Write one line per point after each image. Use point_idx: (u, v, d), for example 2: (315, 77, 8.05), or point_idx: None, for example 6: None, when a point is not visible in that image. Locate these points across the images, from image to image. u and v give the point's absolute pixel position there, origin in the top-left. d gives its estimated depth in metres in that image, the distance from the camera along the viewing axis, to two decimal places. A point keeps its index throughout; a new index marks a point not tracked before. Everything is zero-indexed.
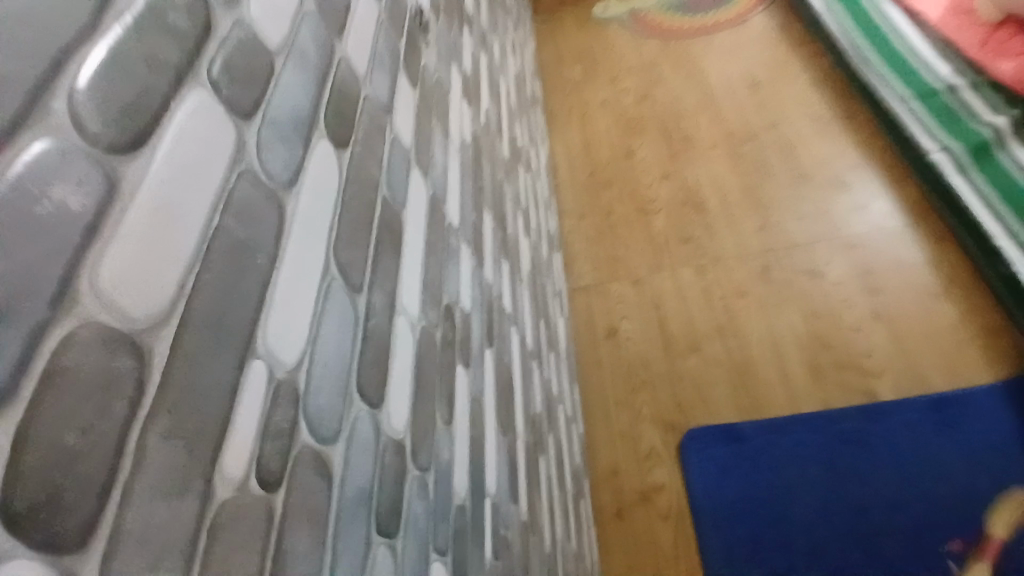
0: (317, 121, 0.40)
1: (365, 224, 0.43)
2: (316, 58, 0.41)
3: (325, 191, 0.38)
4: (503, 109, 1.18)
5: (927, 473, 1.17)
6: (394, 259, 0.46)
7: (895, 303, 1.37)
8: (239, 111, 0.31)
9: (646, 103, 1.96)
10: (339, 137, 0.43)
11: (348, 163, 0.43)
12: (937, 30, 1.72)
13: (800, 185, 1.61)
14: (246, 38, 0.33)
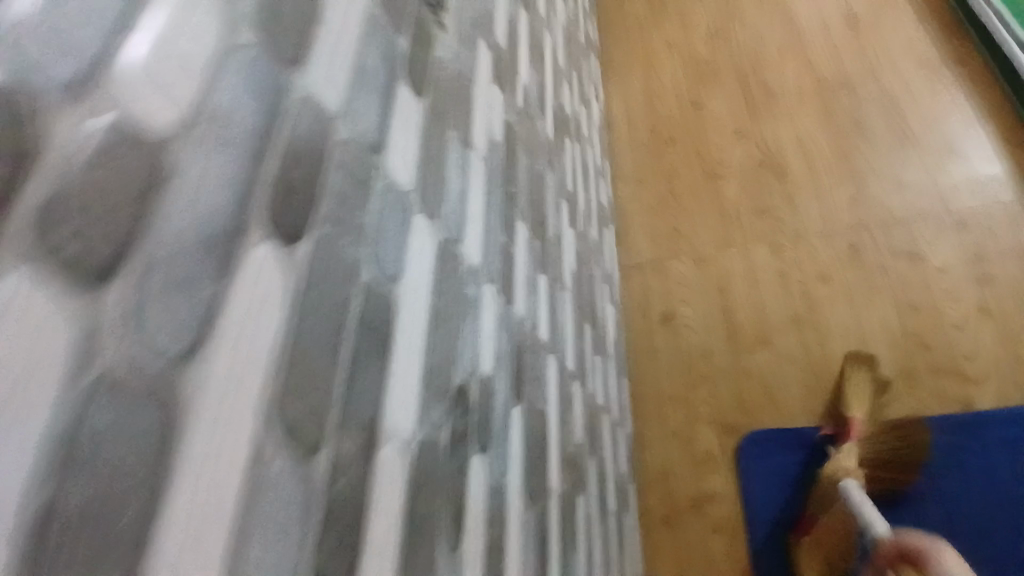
0: (254, 216, 0.29)
1: (329, 344, 0.33)
2: (253, 117, 0.30)
3: (261, 324, 0.29)
4: (549, 74, 1.00)
5: None
6: (381, 372, 0.38)
7: (1009, 298, 1.17)
8: (95, 278, 0.22)
9: (719, 44, 1.70)
10: (291, 225, 0.31)
11: (304, 260, 0.32)
12: None
13: (904, 148, 1.37)
14: (110, 154, 0.23)
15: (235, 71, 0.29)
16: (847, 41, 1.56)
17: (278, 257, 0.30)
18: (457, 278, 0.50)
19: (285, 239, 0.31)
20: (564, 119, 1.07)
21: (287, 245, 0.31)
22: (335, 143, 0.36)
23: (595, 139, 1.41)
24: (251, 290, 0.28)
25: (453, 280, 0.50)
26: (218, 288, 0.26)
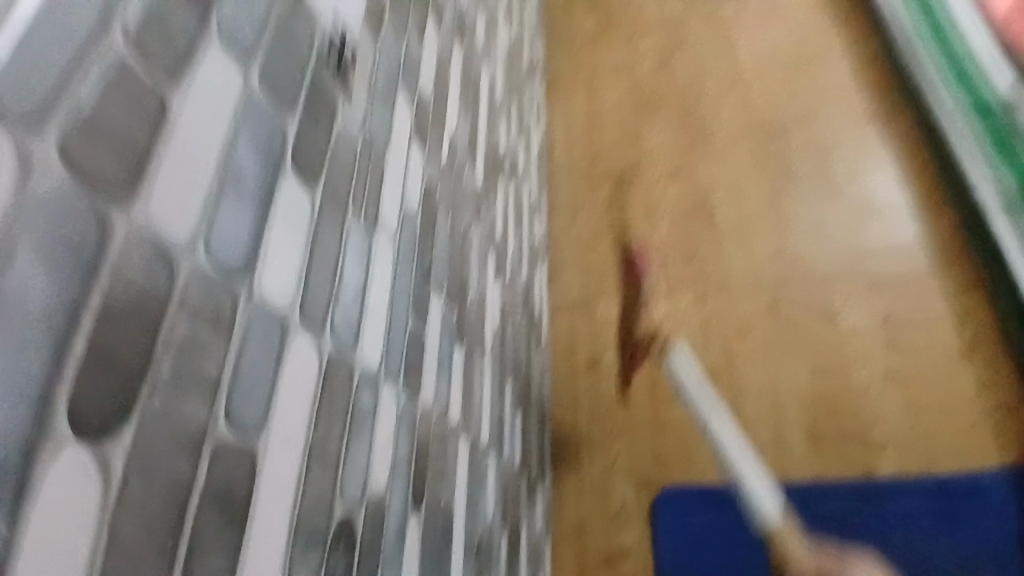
0: (58, 418, 0.24)
1: (161, 545, 0.28)
2: (51, 295, 0.24)
3: (61, 553, 0.24)
4: (483, 111, 0.95)
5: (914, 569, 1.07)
6: (225, 554, 0.32)
7: (911, 364, 1.22)
8: None
9: (661, 78, 1.70)
10: (112, 416, 0.26)
11: (131, 452, 0.27)
12: None
13: (828, 204, 1.41)
14: None
15: (32, 232, 0.24)
16: (782, 90, 1.59)
17: (92, 463, 0.25)
18: (347, 392, 0.44)
19: (105, 433, 0.26)
20: (497, 159, 1.02)
21: (100, 442, 0.26)
22: (177, 283, 0.30)
23: (532, 171, 1.38)
24: (50, 515, 0.24)
25: (340, 396, 0.43)
26: (4, 535, 0.22)
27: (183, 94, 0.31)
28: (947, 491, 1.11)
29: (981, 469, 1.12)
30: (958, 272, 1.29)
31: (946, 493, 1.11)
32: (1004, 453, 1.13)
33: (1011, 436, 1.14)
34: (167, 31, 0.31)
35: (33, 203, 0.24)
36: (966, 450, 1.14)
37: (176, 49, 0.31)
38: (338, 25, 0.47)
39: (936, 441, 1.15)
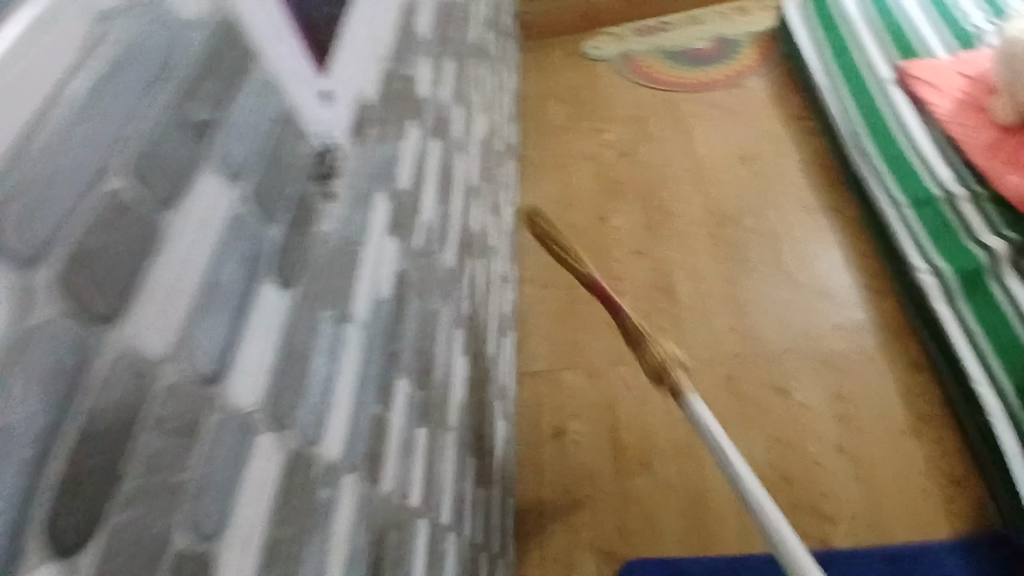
0: (24, 538, 0.25)
1: None
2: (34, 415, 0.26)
3: None
4: (458, 199, 1.01)
5: None
6: None
7: (860, 440, 1.23)
8: None
9: (626, 163, 1.82)
10: (78, 530, 0.28)
11: (93, 565, 0.28)
12: (943, 126, 1.53)
13: (779, 285, 1.48)
14: None
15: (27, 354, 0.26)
16: (738, 178, 1.70)
17: None
18: (305, 485, 0.45)
19: (70, 550, 0.27)
20: (469, 242, 1.08)
21: (66, 558, 0.27)
22: (158, 392, 0.32)
23: (503, 247, 1.45)
24: None
25: (299, 492, 0.44)
26: None
27: (180, 213, 0.35)
28: (897, 559, 1.09)
29: (933, 538, 1.11)
30: (903, 350, 1.33)
31: (895, 560, 1.09)
32: (954, 522, 1.12)
33: (961, 506, 1.14)
34: (168, 160, 0.35)
35: (31, 327, 0.27)
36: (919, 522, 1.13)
37: (176, 175, 0.35)
38: (322, 141, 0.53)
39: (895, 522, 1.14)
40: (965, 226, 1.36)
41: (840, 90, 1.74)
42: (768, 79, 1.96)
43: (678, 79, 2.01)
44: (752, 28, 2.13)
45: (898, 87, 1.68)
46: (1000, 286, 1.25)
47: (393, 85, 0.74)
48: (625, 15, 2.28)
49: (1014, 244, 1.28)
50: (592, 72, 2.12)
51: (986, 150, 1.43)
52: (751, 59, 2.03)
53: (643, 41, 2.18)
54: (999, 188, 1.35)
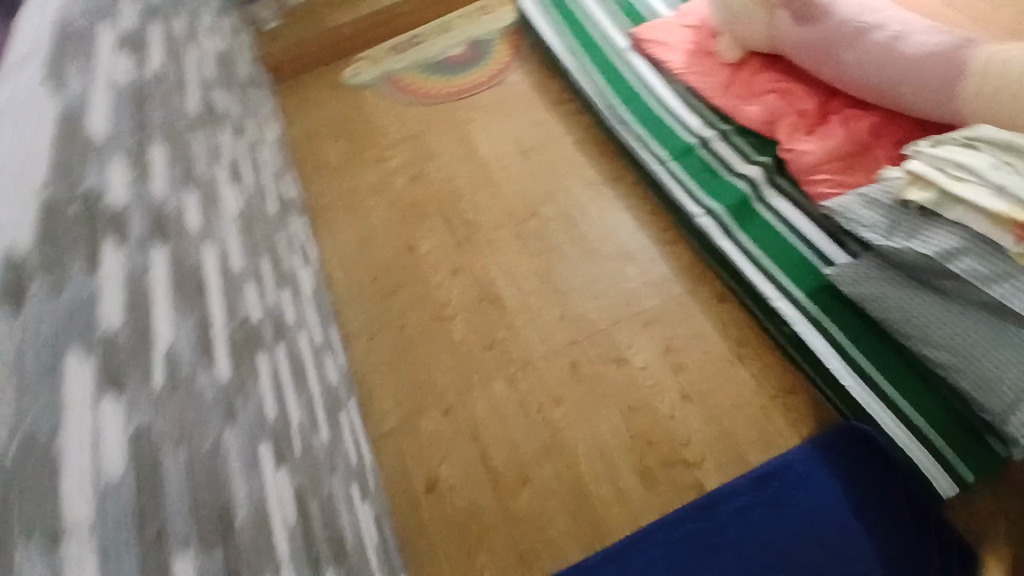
0: None
1: None
2: None
3: None
4: (219, 297, 0.90)
5: (775, 565, 1.10)
6: None
7: (699, 382, 1.31)
8: None
9: (419, 185, 1.79)
10: None
11: None
12: (682, 77, 1.67)
13: (590, 261, 1.52)
14: None
15: None
16: (525, 170, 1.74)
17: None
18: None
19: None
20: (254, 333, 0.97)
21: None
22: None
23: (308, 314, 1.34)
24: None
25: None
26: None
27: None
28: (765, 479, 1.18)
29: (786, 450, 1.21)
30: (710, 285, 1.43)
31: (765, 481, 1.18)
32: (797, 427, 1.23)
33: (799, 411, 1.25)
34: None
35: None
36: (769, 438, 1.23)
37: None
38: None
39: (749, 444, 1.23)
40: (723, 163, 1.50)
41: (586, 68, 1.82)
42: (524, 70, 2.01)
43: (443, 90, 2.01)
44: (497, 24, 2.18)
45: (636, 52, 1.81)
46: (766, 207, 1.41)
47: (66, 208, 0.61)
48: (375, 36, 2.22)
49: (766, 166, 1.45)
50: (358, 101, 2.05)
51: (723, 88, 1.60)
52: (505, 54, 2.08)
53: (400, 59, 2.14)
54: (742, 120, 1.52)
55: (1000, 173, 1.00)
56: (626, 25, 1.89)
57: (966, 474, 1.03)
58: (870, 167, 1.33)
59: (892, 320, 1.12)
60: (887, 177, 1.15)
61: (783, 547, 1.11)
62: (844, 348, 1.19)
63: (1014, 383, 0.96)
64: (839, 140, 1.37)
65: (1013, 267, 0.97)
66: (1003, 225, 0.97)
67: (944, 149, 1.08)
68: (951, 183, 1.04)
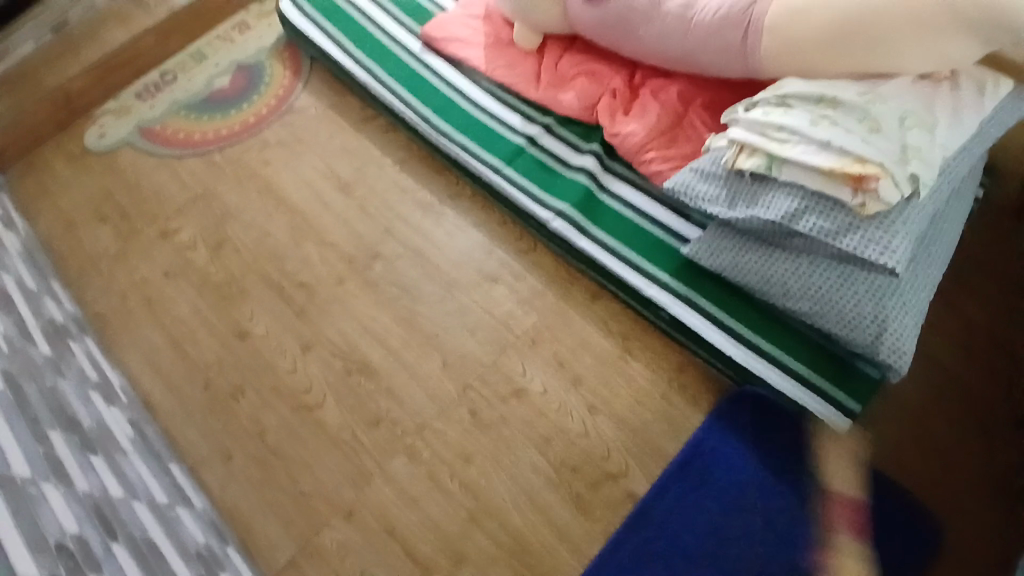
0: None
1: None
2: None
3: None
4: (14, 540, 0.70)
5: (720, 545, 1.12)
6: None
7: (600, 390, 1.28)
8: None
9: (226, 255, 1.50)
10: None
11: None
12: (489, 72, 1.57)
13: (453, 292, 1.40)
14: None
15: None
16: (349, 208, 1.54)
17: None
18: None
19: None
20: (76, 552, 0.77)
21: None
22: None
23: (136, 470, 1.06)
24: None
25: None
26: None
27: None
28: (687, 465, 1.19)
29: (696, 428, 1.23)
30: (580, 285, 1.39)
31: (687, 467, 1.19)
32: (699, 403, 1.26)
33: (696, 387, 1.28)
34: None
35: None
36: (678, 422, 1.24)
37: None
38: None
39: (662, 435, 1.24)
40: (557, 159, 1.46)
41: (382, 76, 1.63)
42: (312, 91, 1.76)
43: (223, 133, 1.70)
44: (264, 40, 1.87)
45: (431, 52, 1.66)
46: (610, 196, 1.40)
47: None
48: (114, 80, 1.80)
49: (596, 153, 1.45)
50: (115, 168, 1.66)
51: (533, 79, 1.55)
52: (284, 75, 1.80)
53: (156, 104, 1.77)
54: (562, 110, 1.49)
55: (820, 128, 1.05)
56: (412, 22, 1.72)
57: (855, 406, 1.13)
58: (691, 136, 1.37)
59: (758, 285, 1.17)
60: (714, 147, 1.18)
61: (720, 526, 1.13)
62: (721, 320, 1.23)
63: (874, 317, 1.07)
64: (657, 115, 1.39)
65: (853, 215, 1.03)
66: (835, 178, 1.03)
67: (761, 112, 1.11)
68: (778, 146, 1.08)
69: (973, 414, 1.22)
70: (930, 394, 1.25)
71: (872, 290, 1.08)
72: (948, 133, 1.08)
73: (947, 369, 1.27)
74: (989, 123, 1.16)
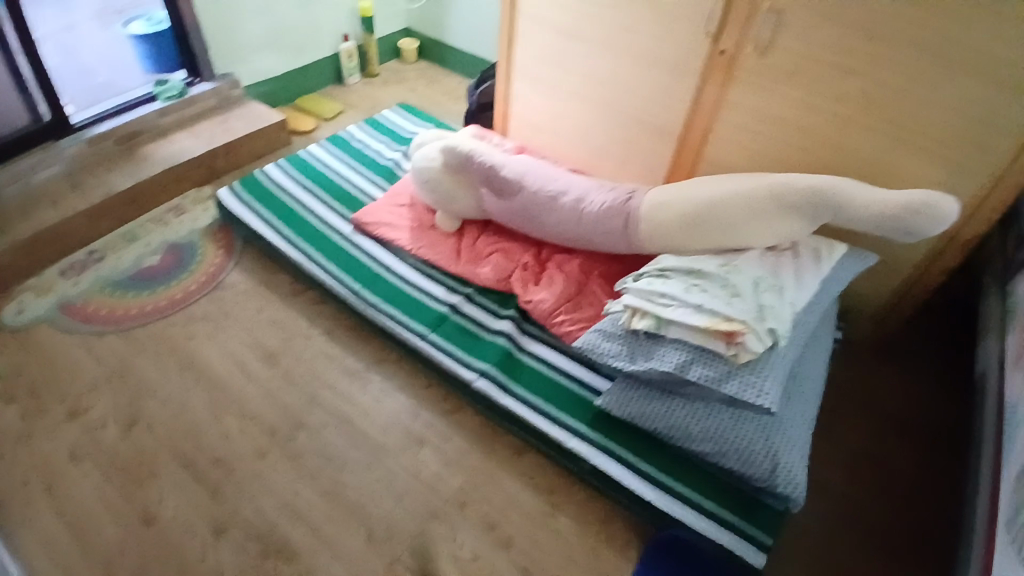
0: None
1: None
2: None
3: None
4: None
5: None
6: None
7: (529, 549, 1.29)
8: None
9: (138, 434, 1.45)
10: None
11: None
12: (414, 251, 1.76)
13: (379, 458, 1.42)
14: None
15: None
16: (274, 379, 1.57)
17: None
18: None
19: None
20: None
21: None
22: None
23: None
24: None
25: None
26: None
27: None
28: None
29: None
30: (505, 443, 1.46)
31: None
32: (627, 555, 1.30)
33: (622, 539, 1.32)
34: None
35: None
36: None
37: None
38: None
39: None
40: (478, 325, 1.60)
41: (313, 254, 1.77)
42: (243, 269, 1.87)
43: (148, 308, 1.73)
44: (199, 223, 2.01)
45: (361, 234, 1.85)
46: (528, 355, 1.54)
47: None
48: (39, 258, 1.83)
49: (513, 318, 1.60)
50: (26, 345, 1.62)
51: (453, 256, 1.74)
52: (216, 254, 1.91)
53: (80, 280, 1.80)
54: (480, 282, 1.67)
55: (692, 294, 1.26)
56: (344, 209, 1.93)
57: (767, 539, 1.21)
58: (593, 301, 1.58)
59: (665, 431, 1.29)
60: (612, 311, 1.37)
61: None
62: (638, 466, 1.31)
63: (767, 452, 1.20)
64: (562, 285, 1.60)
65: (731, 364, 1.21)
66: (711, 334, 1.22)
67: (645, 282, 1.33)
68: (662, 309, 1.27)
69: (867, 541, 1.35)
70: (828, 525, 1.37)
71: (761, 427, 1.22)
72: (796, 292, 1.31)
73: (841, 500, 1.41)
74: (832, 279, 1.38)
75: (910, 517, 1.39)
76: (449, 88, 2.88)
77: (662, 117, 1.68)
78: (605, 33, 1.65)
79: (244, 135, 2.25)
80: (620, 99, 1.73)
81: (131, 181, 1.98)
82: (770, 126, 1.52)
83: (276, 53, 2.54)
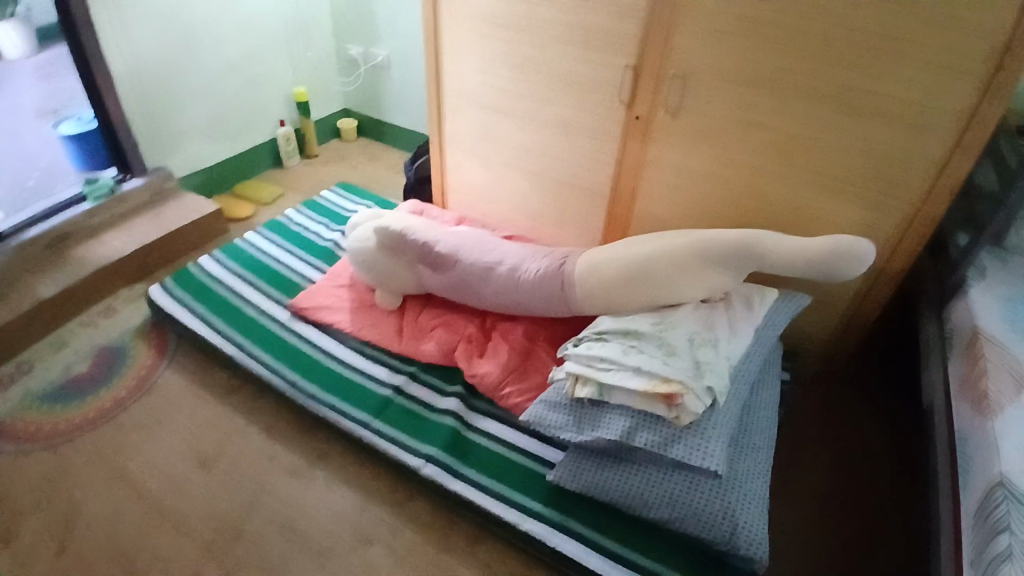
0: None
1: None
2: None
3: None
4: None
5: None
6: None
7: None
8: None
9: (57, 564, 1.32)
10: None
11: None
12: (354, 332, 1.72)
13: (325, 563, 1.32)
14: None
15: None
16: (210, 486, 1.47)
17: None
18: None
19: None
20: None
21: None
22: None
23: None
24: None
25: None
26: None
27: None
28: None
29: None
30: (459, 530, 1.39)
31: None
32: None
33: None
34: None
35: None
36: None
37: None
38: None
39: None
40: (424, 405, 1.54)
41: (250, 346, 1.71)
42: (177, 368, 1.78)
43: (74, 421, 1.62)
44: (131, 324, 1.92)
45: (300, 320, 1.80)
46: (477, 433, 1.48)
47: None
48: None
49: (460, 395, 1.56)
50: None
51: (396, 334, 1.71)
52: (149, 355, 1.82)
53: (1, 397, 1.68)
54: (424, 359, 1.63)
55: (629, 357, 1.25)
56: (282, 295, 1.88)
57: None
58: (540, 367, 1.56)
59: (621, 500, 1.25)
60: (556, 379, 1.34)
61: None
62: (597, 542, 1.26)
63: (723, 513, 1.16)
64: (507, 354, 1.58)
65: (675, 427, 1.19)
66: (651, 397, 1.20)
67: (584, 347, 1.31)
68: (602, 374, 1.25)
69: None
70: None
71: (715, 487, 1.19)
72: (732, 343, 1.31)
73: (809, 551, 1.38)
74: (766, 325, 1.41)
75: (878, 562, 1.36)
76: (391, 164, 2.92)
77: (592, 180, 1.72)
78: (529, 106, 1.70)
79: (179, 228, 2.20)
80: (550, 166, 1.77)
81: (56, 286, 1.90)
82: (694, 182, 1.57)
83: (211, 143, 2.53)
